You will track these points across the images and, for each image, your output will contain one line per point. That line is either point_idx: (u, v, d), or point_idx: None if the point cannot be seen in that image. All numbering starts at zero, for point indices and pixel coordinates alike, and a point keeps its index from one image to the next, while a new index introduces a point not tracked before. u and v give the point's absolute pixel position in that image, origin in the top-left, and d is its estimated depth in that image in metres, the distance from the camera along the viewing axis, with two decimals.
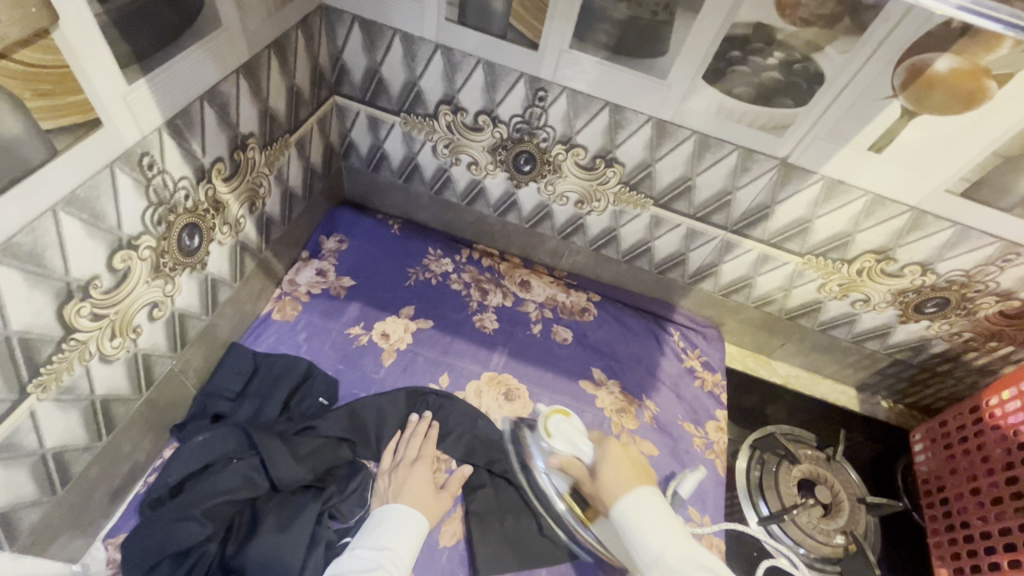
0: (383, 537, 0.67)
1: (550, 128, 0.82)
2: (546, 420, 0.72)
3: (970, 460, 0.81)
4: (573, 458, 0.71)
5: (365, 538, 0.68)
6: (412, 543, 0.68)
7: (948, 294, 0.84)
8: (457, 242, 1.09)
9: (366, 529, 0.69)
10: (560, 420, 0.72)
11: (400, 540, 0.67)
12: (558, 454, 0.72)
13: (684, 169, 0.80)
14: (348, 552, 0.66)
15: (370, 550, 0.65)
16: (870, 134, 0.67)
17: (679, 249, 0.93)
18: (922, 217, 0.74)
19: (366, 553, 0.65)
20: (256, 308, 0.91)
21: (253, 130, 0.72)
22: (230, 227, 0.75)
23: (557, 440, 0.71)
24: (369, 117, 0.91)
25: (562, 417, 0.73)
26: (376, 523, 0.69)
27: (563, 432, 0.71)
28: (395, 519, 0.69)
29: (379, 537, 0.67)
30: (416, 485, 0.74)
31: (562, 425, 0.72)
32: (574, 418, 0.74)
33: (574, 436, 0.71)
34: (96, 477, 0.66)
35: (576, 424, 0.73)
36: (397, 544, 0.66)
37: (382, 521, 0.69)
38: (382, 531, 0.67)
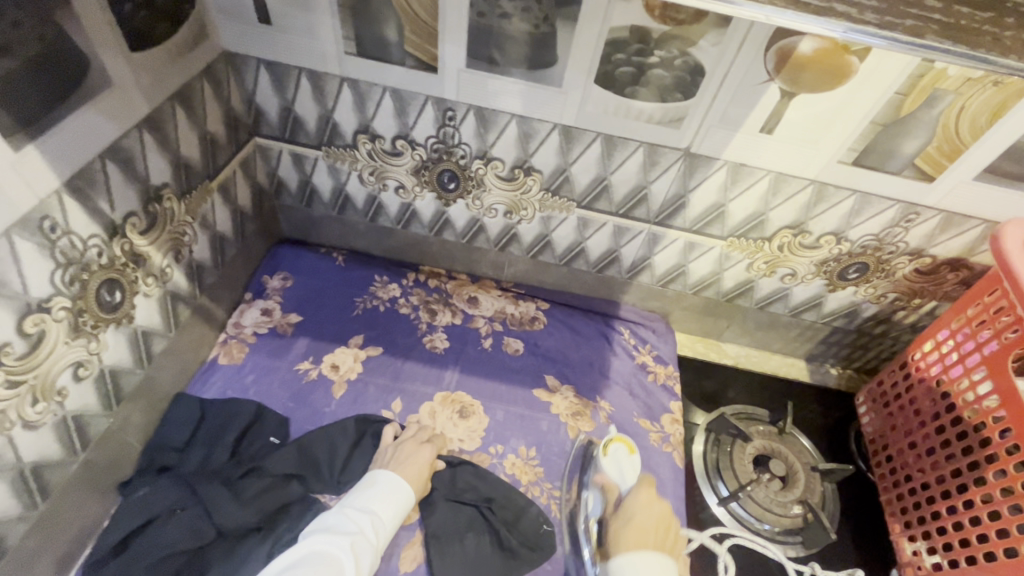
0: (370, 499, 0.74)
1: (465, 145, 0.85)
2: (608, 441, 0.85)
3: (905, 415, 0.83)
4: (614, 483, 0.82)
5: (353, 497, 0.74)
6: (396, 510, 0.74)
7: (865, 259, 0.87)
8: (402, 266, 1.10)
9: (358, 488, 0.76)
10: (621, 451, 0.84)
11: (384, 507, 0.73)
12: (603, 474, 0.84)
13: (598, 170, 0.83)
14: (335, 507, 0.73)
15: (356, 511, 0.72)
16: (757, 117, 0.71)
17: (611, 247, 0.96)
18: (823, 189, 0.78)
19: (351, 514, 0.71)
20: (199, 355, 0.91)
21: (166, 180, 0.73)
22: (156, 277, 0.75)
23: (608, 461, 0.84)
24: (293, 154, 0.93)
25: (626, 451, 0.84)
26: (368, 486, 0.75)
27: (617, 460, 0.84)
28: (385, 485, 0.75)
29: (369, 498, 0.74)
30: (413, 455, 0.81)
31: (618, 453, 0.84)
32: (636, 457, 0.84)
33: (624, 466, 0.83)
34: (38, 547, 0.65)
35: (633, 462, 0.84)
36: (381, 510, 0.73)
37: (373, 485, 0.75)
38: (372, 492, 0.74)
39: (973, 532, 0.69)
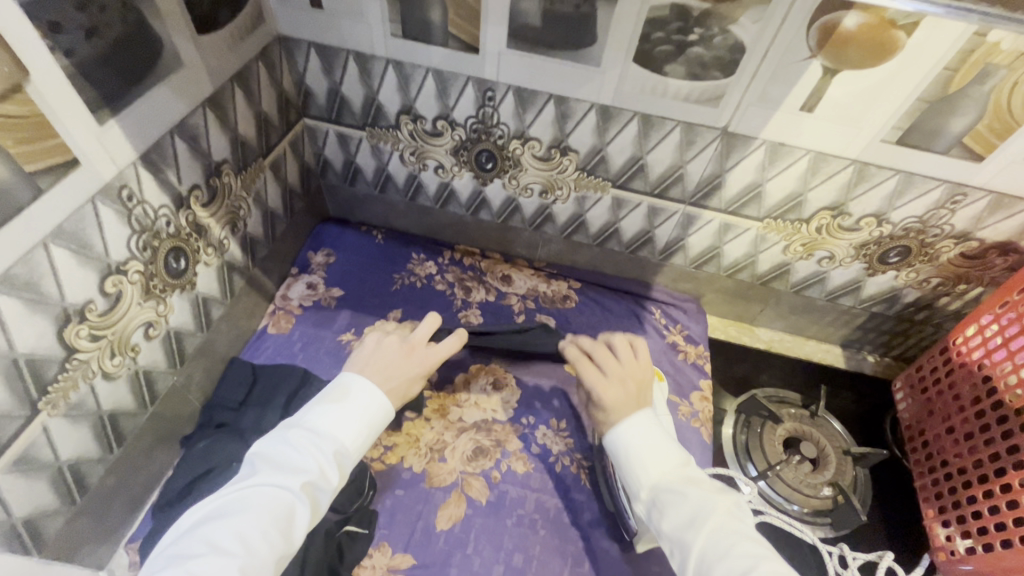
0: (332, 417, 0.62)
1: (503, 125, 0.87)
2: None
3: (943, 400, 0.82)
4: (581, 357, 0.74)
5: (316, 416, 0.62)
6: (362, 427, 0.63)
7: (908, 242, 0.86)
8: (439, 245, 1.14)
9: (321, 399, 0.64)
10: (650, 377, 0.85)
11: (348, 429, 0.62)
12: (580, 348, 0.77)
13: (634, 149, 0.84)
14: (293, 430, 0.61)
15: (309, 438, 0.60)
16: (798, 96, 0.71)
17: (645, 227, 0.97)
18: (865, 169, 0.77)
19: (308, 442, 0.59)
20: (252, 324, 0.97)
21: (225, 156, 0.78)
22: (215, 248, 0.81)
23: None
24: (338, 134, 0.97)
25: (654, 380, 0.84)
26: (331, 402, 0.63)
27: None
28: (357, 395, 0.64)
29: (331, 414, 0.62)
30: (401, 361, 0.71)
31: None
32: (663, 385, 0.84)
33: (650, 392, 0.83)
34: (113, 487, 0.72)
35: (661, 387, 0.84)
36: (342, 431, 0.61)
37: (341, 401, 0.64)
38: (338, 407, 0.63)
39: (1010, 515, 0.67)
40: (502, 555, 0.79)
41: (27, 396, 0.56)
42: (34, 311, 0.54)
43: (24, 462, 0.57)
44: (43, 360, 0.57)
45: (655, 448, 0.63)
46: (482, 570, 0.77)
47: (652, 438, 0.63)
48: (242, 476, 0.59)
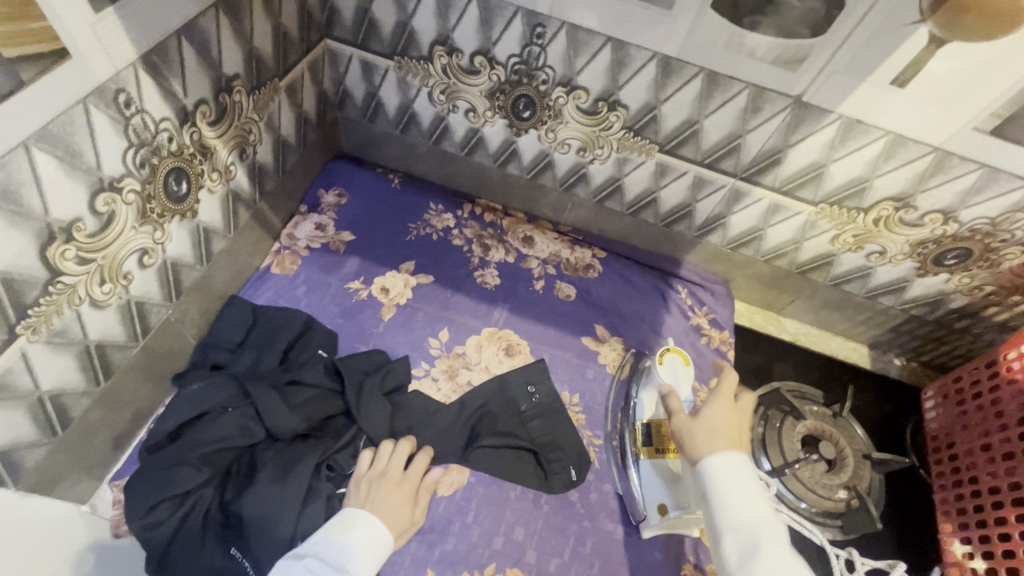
0: (347, 555, 0.61)
1: (549, 69, 0.78)
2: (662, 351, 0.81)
3: (982, 416, 0.78)
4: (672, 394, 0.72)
5: (325, 548, 0.61)
6: (372, 565, 0.63)
7: (970, 244, 0.79)
8: (459, 196, 1.06)
9: (326, 536, 0.63)
10: (677, 359, 0.80)
11: (361, 564, 0.61)
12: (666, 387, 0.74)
13: (691, 111, 0.76)
14: (302, 560, 0.60)
15: (323, 568, 0.59)
16: (892, 67, 0.63)
17: (686, 199, 0.90)
18: (946, 159, 0.70)
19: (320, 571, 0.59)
20: (254, 262, 0.91)
21: (238, 71, 0.69)
22: (220, 174, 0.73)
23: (664, 369, 0.79)
24: (362, 62, 0.88)
25: (681, 363, 0.80)
26: (341, 533, 0.63)
27: (673, 370, 0.79)
28: (363, 533, 0.63)
29: (344, 554, 0.61)
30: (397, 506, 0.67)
31: (674, 362, 0.79)
32: (689, 370, 0.79)
33: (676, 376, 0.78)
34: (98, 422, 0.67)
35: (687, 371, 0.79)
36: (358, 568, 0.61)
37: (349, 532, 0.63)
38: (349, 547, 0.62)
39: None
40: (503, 528, 0.75)
41: (4, 319, 0.50)
42: (12, 223, 0.48)
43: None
44: (23, 281, 0.50)
45: (747, 496, 0.58)
46: (481, 541, 0.74)
47: (743, 488, 0.58)
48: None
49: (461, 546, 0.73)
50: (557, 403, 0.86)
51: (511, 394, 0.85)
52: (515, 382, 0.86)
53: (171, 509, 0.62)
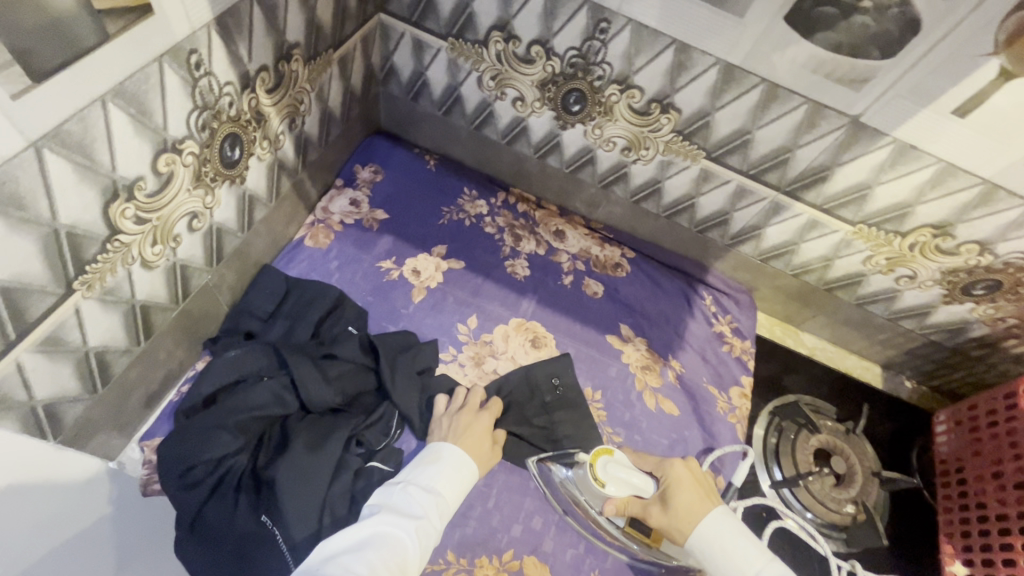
0: (437, 479, 0.66)
1: (606, 65, 0.78)
2: (591, 471, 0.66)
3: (995, 445, 0.80)
4: (629, 497, 0.66)
5: (417, 473, 0.66)
6: (460, 492, 0.66)
7: (1001, 277, 0.81)
8: (493, 184, 1.06)
9: (420, 464, 0.68)
10: (608, 460, 0.67)
11: (450, 488, 0.65)
12: (612, 499, 0.66)
13: (744, 121, 0.76)
14: (399, 483, 0.65)
15: (419, 490, 0.64)
16: (956, 97, 0.63)
17: (724, 207, 0.90)
18: (993, 192, 0.70)
19: (417, 494, 0.64)
20: (288, 232, 0.90)
21: (298, 40, 0.68)
22: (270, 142, 0.72)
23: (614, 486, 0.66)
24: (414, 39, 0.87)
25: (609, 457, 0.67)
26: (432, 461, 0.67)
27: (615, 475, 0.66)
28: (450, 460, 0.68)
29: (435, 481, 0.65)
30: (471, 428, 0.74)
31: (610, 469, 0.66)
32: (618, 454, 0.68)
33: (628, 476, 0.66)
34: (134, 380, 0.67)
35: (623, 459, 0.68)
36: (445, 492, 0.65)
37: (437, 461, 0.67)
38: (439, 474, 0.66)
39: None
40: (522, 516, 0.77)
41: (63, 274, 0.50)
42: (81, 178, 0.47)
43: (53, 342, 0.52)
44: (84, 236, 0.50)
45: (744, 550, 0.60)
46: (500, 526, 0.75)
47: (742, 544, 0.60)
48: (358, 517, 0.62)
49: (481, 530, 0.75)
50: (580, 397, 0.87)
51: (536, 385, 0.86)
52: (539, 375, 0.87)
53: (206, 472, 0.63)
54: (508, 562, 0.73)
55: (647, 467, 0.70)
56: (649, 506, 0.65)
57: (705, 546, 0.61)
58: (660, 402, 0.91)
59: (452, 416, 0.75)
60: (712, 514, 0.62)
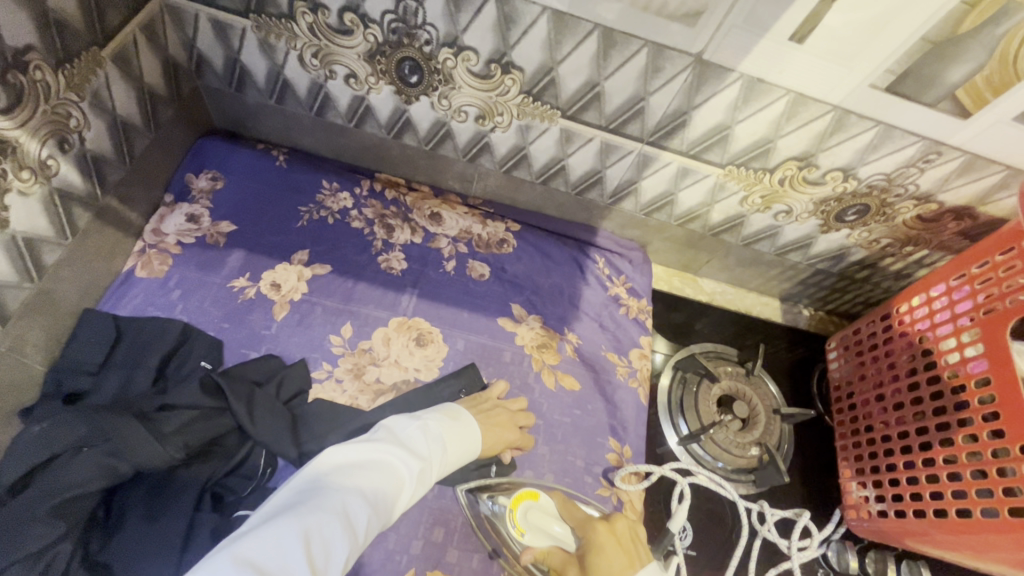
0: (449, 432, 0.70)
1: (430, 27, 0.69)
2: (512, 518, 0.71)
3: (877, 367, 0.82)
4: (550, 549, 0.69)
5: (435, 420, 0.71)
6: (461, 457, 0.72)
7: (869, 200, 0.80)
8: (355, 172, 0.96)
9: (436, 414, 0.73)
10: (530, 507, 0.72)
11: (456, 442, 0.71)
12: (532, 548, 0.70)
13: (590, 73, 0.69)
14: (415, 420, 0.70)
15: (430, 437, 0.69)
16: (790, 22, 0.58)
17: (596, 166, 0.85)
18: (844, 117, 0.68)
19: (429, 439, 0.68)
20: (113, 266, 0.78)
21: (31, 42, 0.56)
22: (33, 171, 0.60)
23: (532, 535, 0.71)
24: (213, 21, 0.75)
25: (532, 503, 0.73)
26: (452, 416, 0.73)
27: (534, 523, 0.71)
28: (466, 426, 0.73)
29: (448, 435, 0.70)
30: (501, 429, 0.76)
31: (530, 515, 0.71)
32: (544, 499, 0.73)
33: (547, 525, 0.71)
34: None
35: (545, 508, 0.73)
36: (450, 451, 0.70)
37: (456, 420, 0.72)
38: (453, 431, 0.71)
39: (925, 488, 0.69)
40: (421, 530, 0.72)
41: None
42: None
43: None
44: None
45: None
46: (398, 547, 0.71)
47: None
48: (366, 434, 0.67)
49: (377, 555, 0.70)
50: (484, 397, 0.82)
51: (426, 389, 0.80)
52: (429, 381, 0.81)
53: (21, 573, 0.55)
54: None
55: (574, 522, 0.70)
56: (566, 561, 0.67)
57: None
58: (559, 379, 0.87)
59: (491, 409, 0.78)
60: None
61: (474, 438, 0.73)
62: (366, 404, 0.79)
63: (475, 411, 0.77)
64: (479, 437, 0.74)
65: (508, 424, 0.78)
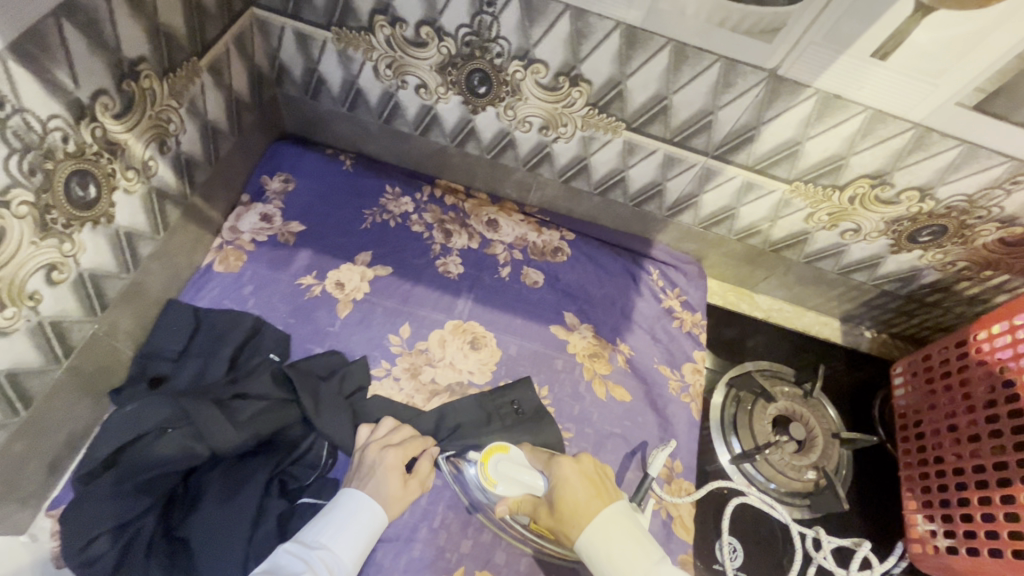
0: (322, 533, 0.62)
1: (503, 40, 0.71)
2: (483, 471, 0.68)
3: (949, 396, 0.78)
4: (523, 496, 0.65)
5: (309, 529, 0.63)
6: (359, 542, 0.62)
7: (946, 221, 0.77)
8: (417, 178, 0.99)
9: (309, 524, 0.64)
10: (499, 460, 0.68)
11: (339, 540, 0.62)
12: (506, 498, 0.67)
13: (659, 86, 0.70)
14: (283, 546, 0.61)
15: (304, 545, 0.60)
16: (874, 39, 0.57)
17: (656, 178, 0.85)
18: (926, 135, 0.65)
19: (299, 551, 0.60)
20: (194, 261, 0.83)
21: (144, 54, 0.61)
22: (137, 171, 0.65)
23: (504, 486, 0.67)
24: (297, 33, 0.79)
25: (502, 455, 0.69)
26: (328, 512, 0.64)
27: (504, 473, 0.67)
28: (346, 510, 0.64)
29: (318, 533, 0.62)
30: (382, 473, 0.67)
31: (500, 467, 0.67)
32: (514, 452, 0.69)
33: (519, 475, 0.66)
34: (24, 452, 0.62)
35: (516, 459, 0.69)
36: (335, 544, 0.61)
37: (331, 513, 0.64)
38: (325, 527, 0.62)
39: (1005, 527, 0.66)
40: (472, 530, 0.74)
41: None
42: None
43: None
44: None
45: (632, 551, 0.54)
46: (449, 545, 0.72)
47: (622, 547, 0.54)
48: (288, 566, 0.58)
49: (428, 551, 0.72)
50: (543, 410, 0.82)
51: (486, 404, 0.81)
52: (494, 399, 0.82)
53: (110, 543, 0.59)
54: None
55: (539, 464, 0.67)
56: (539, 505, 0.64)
57: (589, 551, 0.55)
58: (610, 390, 0.87)
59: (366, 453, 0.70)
60: (599, 516, 0.57)
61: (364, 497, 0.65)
62: (422, 404, 0.81)
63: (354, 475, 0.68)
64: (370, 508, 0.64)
65: (393, 470, 0.68)
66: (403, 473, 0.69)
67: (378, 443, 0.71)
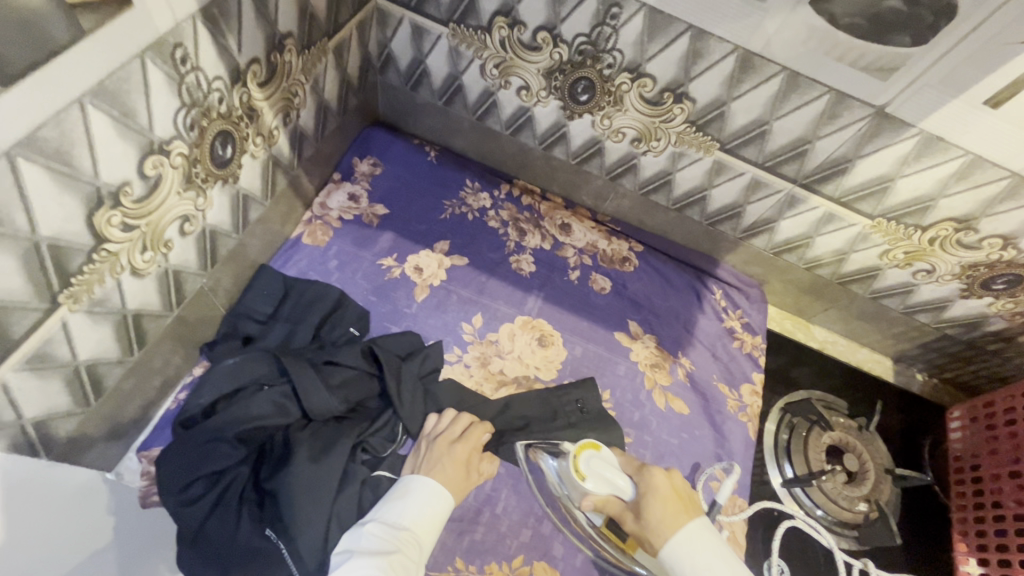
0: (402, 515, 0.62)
1: (617, 52, 0.74)
2: (573, 462, 0.62)
3: (1010, 444, 0.81)
4: (609, 497, 0.61)
5: (386, 511, 0.62)
6: (434, 524, 0.63)
7: (1023, 272, 0.78)
8: (496, 175, 1.02)
9: (385, 502, 0.64)
10: (591, 457, 0.62)
11: (419, 521, 0.62)
12: (590, 495, 0.62)
13: (762, 111, 0.72)
14: (365, 525, 0.61)
15: (385, 528, 0.61)
16: (990, 86, 0.59)
17: (736, 200, 0.87)
18: (1021, 184, 0.68)
19: (382, 533, 0.60)
20: (285, 231, 0.86)
21: (290, 30, 0.64)
22: (264, 138, 0.69)
23: (593, 483, 0.61)
24: (413, 26, 0.83)
25: (594, 451, 0.63)
26: (401, 495, 0.64)
27: (596, 471, 0.61)
28: (420, 496, 0.64)
29: (398, 515, 0.62)
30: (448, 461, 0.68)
31: (593, 464, 0.62)
32: (606, 451, 0.63)
33: (610, 476, 0.61)
34: (129, 391, 0.64)
35: (608, 458, 0.63)
36: (415, 526, 0.61)
37: (405, 497, 0.64)
38: (404, 510, 0.62)
39: None
40: (531, 520, 0.75)
41: (47, 287, 0.47)
42: (61, 187, 0.44)
43: (41, 360, 0.49)
44: (68, 247, 0.47)
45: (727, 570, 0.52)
46: (509, 532, 0.74)
47: (710, 558, 0.52)
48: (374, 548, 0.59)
49: (489, 536, 0.73)
50: (606, 413, 0.84)
51: (552, 402, 0.83)
52: (563, 398, 0.83)
53: (205, 488, 0.62)
54: (517, 568, 0.72)
55: (629, 469, 0.64)
56: (626, 511, 0.60)
57: (674, 561, 0.53)
58: (669, 401, 0.89)
59: (431, 442, 0.71)
60: (690, 529, 0.54)
61: (436, 479, 0.66)
62: (489, 393, 0.83)
63: (418, 462, 0.69)
64: (442, 489, 0.65)
65: (456, 458, 0.69)
66: (468, 460, 0.70)
67: (443, 433, 0.72)
